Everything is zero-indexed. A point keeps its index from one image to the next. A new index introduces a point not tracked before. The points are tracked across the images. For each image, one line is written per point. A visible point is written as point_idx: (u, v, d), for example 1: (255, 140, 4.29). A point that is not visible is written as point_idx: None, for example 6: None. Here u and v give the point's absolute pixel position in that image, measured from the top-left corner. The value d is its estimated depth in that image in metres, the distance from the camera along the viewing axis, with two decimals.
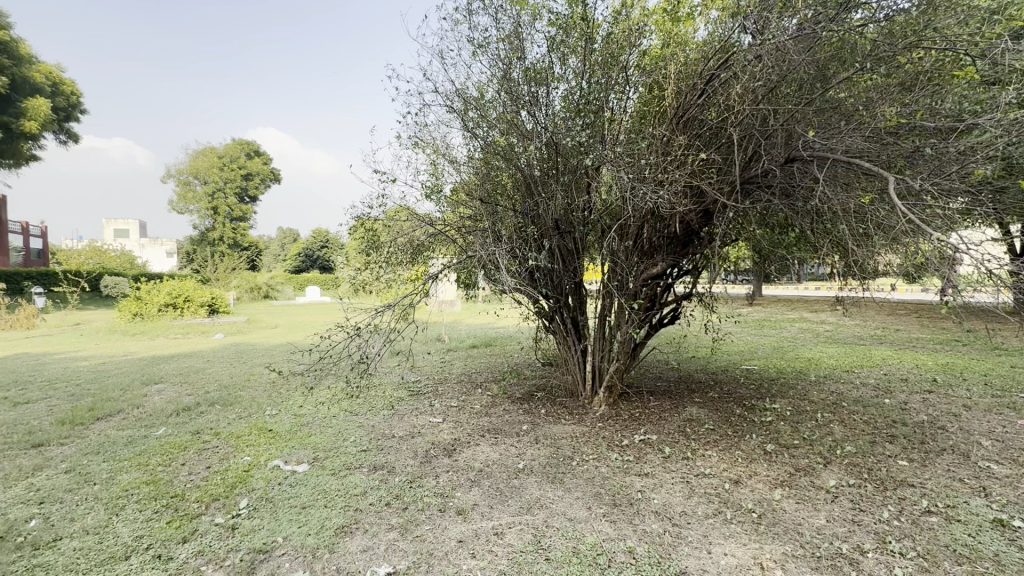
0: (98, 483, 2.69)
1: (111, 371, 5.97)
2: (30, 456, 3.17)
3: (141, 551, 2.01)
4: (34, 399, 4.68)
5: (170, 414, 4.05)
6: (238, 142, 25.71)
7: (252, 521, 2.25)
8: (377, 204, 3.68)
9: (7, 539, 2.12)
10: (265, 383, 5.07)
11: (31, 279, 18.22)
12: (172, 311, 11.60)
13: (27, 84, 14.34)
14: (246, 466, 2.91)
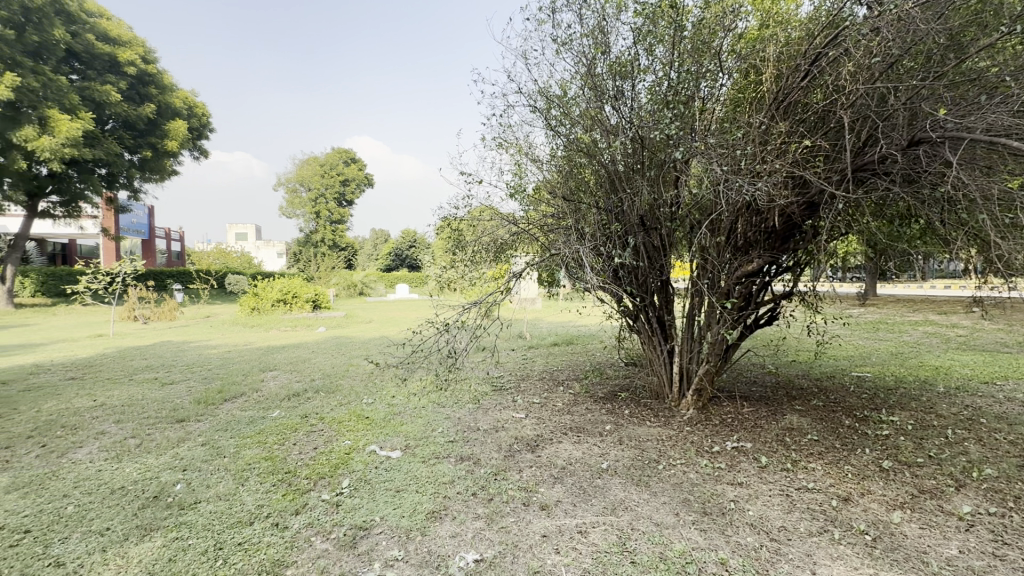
0: (227, 456, 3.07)
1: (235, 359, 6.79)
2: (175, 429, 3.71)
3: (262, 518, 2.27)
4: (176, 380, 5.47)
5: (282, 398, 4.52)
6: (338, 150, 27.77)
7: (353, 499, 2.45)
8: (463, 205, 3.84)
9: (161, 498, 2.50)
10: (362, 374, 5.46)
11: (173, 278, 21.19)
12: (282, 306, 12.89)
13: (170, 110, 16.51)
14: (347, 449, 3.16)
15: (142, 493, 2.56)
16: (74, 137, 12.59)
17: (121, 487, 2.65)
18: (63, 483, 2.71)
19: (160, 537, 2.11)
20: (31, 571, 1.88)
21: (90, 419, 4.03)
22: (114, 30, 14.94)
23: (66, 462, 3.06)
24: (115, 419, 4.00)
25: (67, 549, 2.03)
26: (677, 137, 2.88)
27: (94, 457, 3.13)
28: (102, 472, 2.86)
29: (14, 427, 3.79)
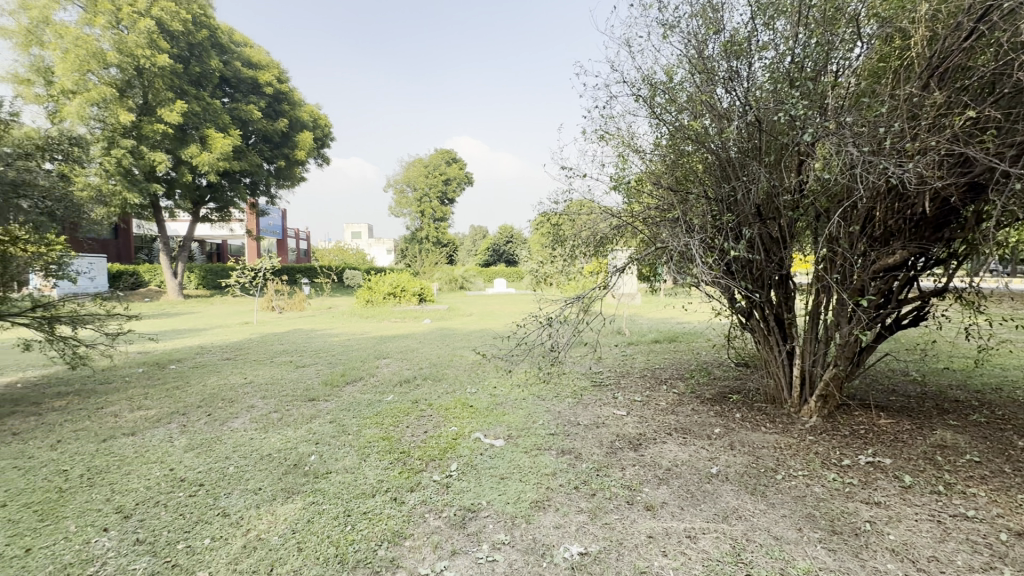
0: (351, 433, 3.41)
1: (354, 346, 7.48)
2: (308, 406, 4.20)
3: (382, 491, 2.49)
4: (307, 364, 6.18)
5: (395, 383, 4.91)
6: (441, 151, 29.19)
7: (461, 482, 2.59)
8: (562, 200, 3.84)
9: (299, 466, 2.85)
10: (465, 364, 5.72)
11: (302, 273, 23.86)
12: (393, 299, 13.91)
13: (300, 123, 18.55)
14: (455, 435, 3.34)
15: (284, 460, 2.94)
16: (226, 151, 14.71)
17: (268, 454, 3.06)
18: (225, 447, 3.20)
19: (300, 500, 2.41)
20: (206, 518, 2.26)
21: (243, 393, 4.71)
22: (255, 56, 17.09)
23: (227, 429, 3.61)
24: (261, 395, 4.62)
25: (231, 503, 2.40)
26: (803, 117, 2.60)
27: (247, 426, 3.65)
28: (254, 440, 3.33)
29: (188, 398, 4.55)
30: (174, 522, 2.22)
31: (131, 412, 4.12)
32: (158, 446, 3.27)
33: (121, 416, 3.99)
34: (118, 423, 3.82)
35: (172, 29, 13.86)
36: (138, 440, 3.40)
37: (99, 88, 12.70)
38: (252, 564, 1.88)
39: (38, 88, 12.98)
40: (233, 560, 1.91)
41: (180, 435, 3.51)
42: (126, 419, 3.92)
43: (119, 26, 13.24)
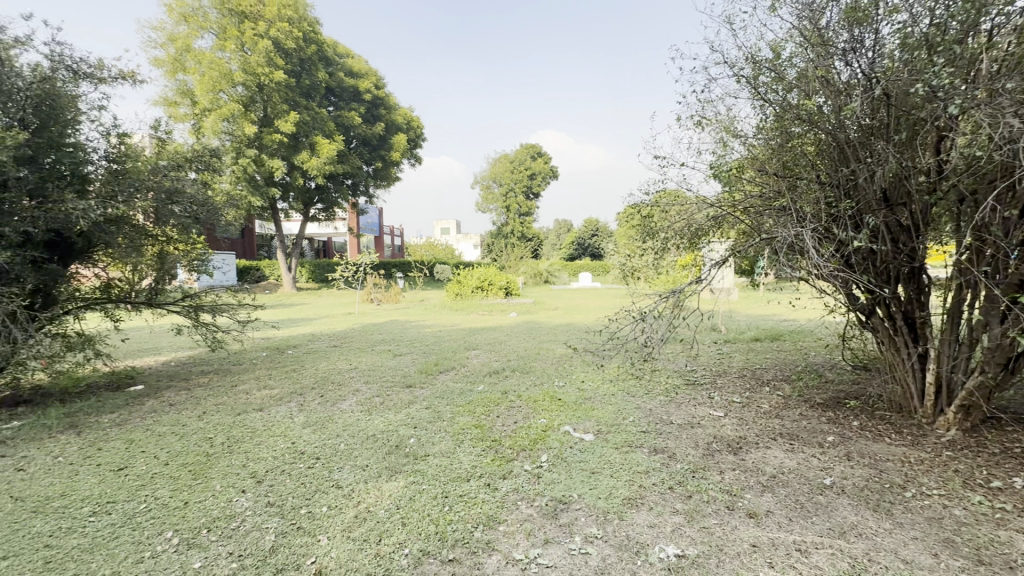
0: (446, 420, 3.59)
1: (445, 337, 7.83)
2: (406, 392, 4.49)
3: (476, 476, 2.60)
4: (403, 353, 6.59)
5: (485, 374, 5.07)
6: (526, 146, 29.41)
7: (552, 474, 2.62)
8: (654, 189, 3.74)
9: (400, 447, 3.05)
10: (552, 358, 5.76)
11: (397, 267, 25.40)
12: (481, 292, 14.34)
13: (395, 126, 19.65)
14: (544, 426, 3.39)
15: (387, 441, 3.17)
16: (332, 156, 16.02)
17: (373, 434, 3.32)
18: (336, 426, 3.52)
19: (402, 478, 2.58)
20: (322, 488, 2.51)
21: (349, 378, 5.14)
22: (356, 66, 18.38)
23: (337, 410, 3.96)
24: (365, 380, 5.01)
25: (342, 476, 2.64)
26: (946, 87, 2.27)
27: (354, 408, 3.99)
28: (360, 421, 3.62)
29: (304, 380, 5.06)
30: (297, 490, 2.48)
31: (259, 391, 4.68)
32: (281, 421, 3.68)
33: (251, 394, 4.55)
34: (249, 400, 4.36)
35: (287, 47, 15.34)
36: (265, 415, 3.85)
37: (229, 105, 14.46)
38: (363, 533, 2.06)
39: (183, 108, 15.07)
40: (347, 528, 2.10)
41: (299, 412, 3.92)
42: (255, 396, 4.46)
43: (244, 48, 14.91)
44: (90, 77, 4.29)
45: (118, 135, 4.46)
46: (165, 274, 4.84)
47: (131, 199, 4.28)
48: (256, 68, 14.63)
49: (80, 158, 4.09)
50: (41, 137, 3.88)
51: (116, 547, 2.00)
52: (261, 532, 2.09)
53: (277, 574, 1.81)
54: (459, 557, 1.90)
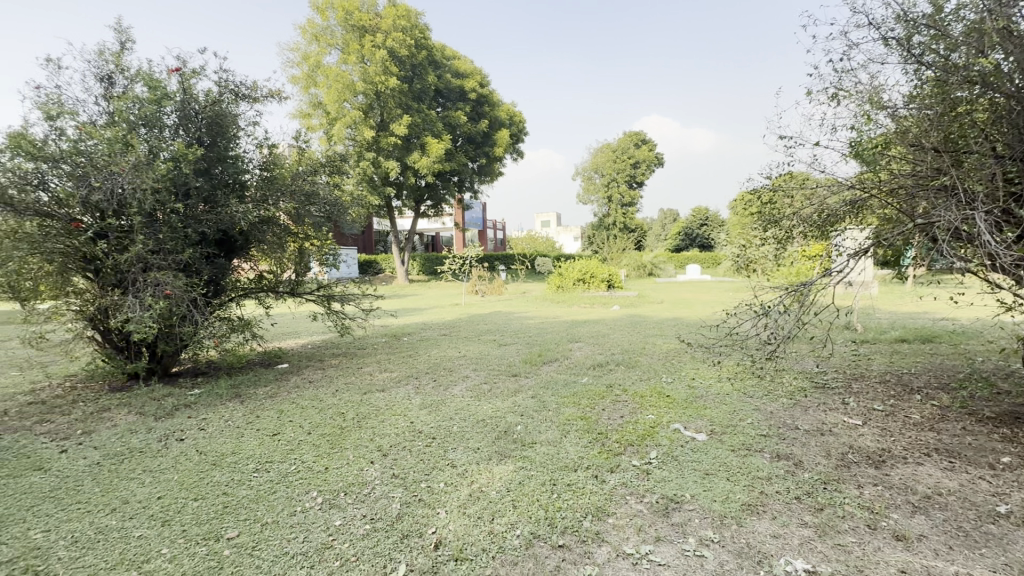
0: (552, 410, 3.65)
1: (548, 329, 7.93)
2: (511, 381, 4.64)
3: (584, 467, 2.62)
4: (507, 343, 6.81)
5: (589, 367, 5.05)
6: (630, 134, 28.44)
7: (662, 471, 2.55)
8: (777, 172, 3.44)
9: (508, 433, 3.17)
10: (659, 353, 5.55)
11: (500, 260, 26.16)
12: (582, 285, 14.23)
13: (498, 121, 20.07)
14: (652, 423, 3.29)
15: (496, 426, 3.31)
16: (440, 154, 16.88)
17: (482, 419, 3.48)
18: (449, 409, 3.75)
19: (511, 463, 2.69)
20: (439, 465, 2.70)
21: (459, 365, 5.45)
22: (462, 66, 19.10)
23: (448, 395, 4.21)
24: (473, 367, 5.27)
25: (456, 456, 2.81)
26: None
27: (464, 393, 4.22)
28: (471, 406, 3.83)
29: (418, 365, 5.45)
30: (417, 465, 2.70)
31: (380, 373, 5.15)
32: (401, 402, 4.01)
33: (374, 376, 5.02)
34: (373, 381, 4.81)
35: (401, 54, 16.43)
36: (387, 395, 4.21)
37: (351, 113, 15.93)
38: (477, 511, 2.18)
39: (314, 119, 16.90)
40: (463, 505, 2.24)
41: (416, 394, 4.25)
42: (378, 378, 4.92)
43: (364, 60, 16.25)
44: (247, 97, 4.97)
45: (268, 145, 5.11)
46: (303, 266, 5.54)
47: (277, 202, 4.99)
48: (374, 77, 15.90)
49: (239, 168, 4.78)
50: (212, 152, 4.62)
51: (274, 500, 2.34)
52: (389, 501, 2.31)
53: (404, 539, 1.99)
54: (569, 543, 1.94)
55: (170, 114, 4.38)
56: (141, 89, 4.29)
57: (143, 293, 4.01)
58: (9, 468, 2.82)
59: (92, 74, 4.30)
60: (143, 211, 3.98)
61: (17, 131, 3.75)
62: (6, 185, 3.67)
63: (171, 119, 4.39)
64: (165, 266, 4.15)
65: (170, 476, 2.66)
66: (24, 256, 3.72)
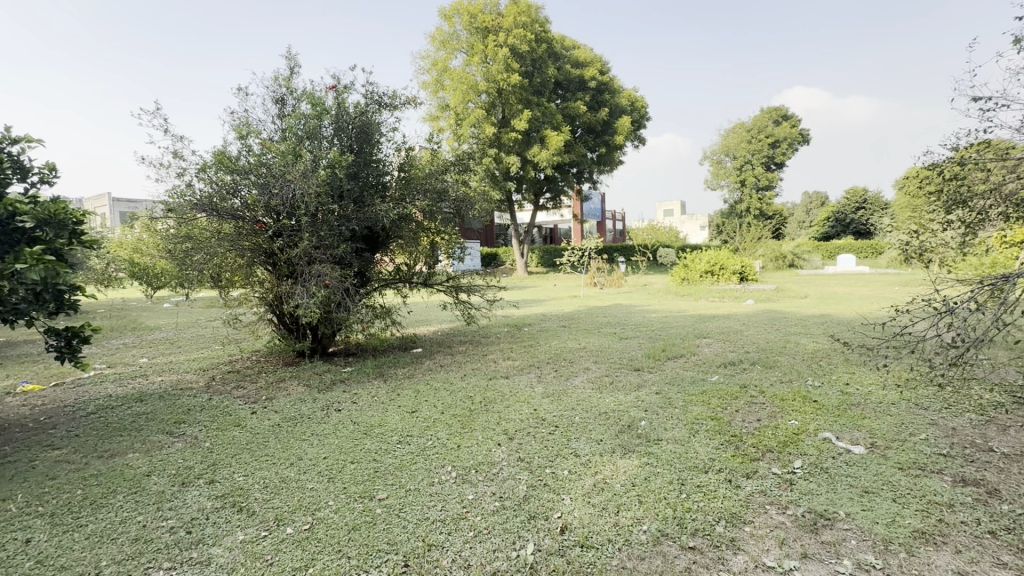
0: (678, 408, 3.49)
1: (672, 323, 7.56)
2: (634, 375, 4.53)
3: (716, 470, 2.47)
4: (629, 336, 6.64)
5: (720, 364, 4.72)
6: (768, 110, 25.70)
7: (808, 483, 2.30)
8: (966, 142, 2.86)
9: (632, 428, 3.11)
10: (803, 353, 4.97)
11: (620, 252, 25.52)
12: (710, 277, 13.28)
13: (618, 108, 19.44)
14: (796, 429, 2.98)
15: (619, 420, 3.26)
16: (559, 146, 16.90)
17: (605, 412, 3.46)
18: (571, 399, 3.79)
19: (636, 458, 2.64)
20: (562, 453, 2.75)
21: (579, 356, 5.46)
22: (581, 56, 18.87)
23: (570, 385, 4.25)
24: (593, 359, 5.25)
25: (580, 446, 2.83)
26: None
27: (586, 385, 4.23)
28: (593, 398, 3.82)
29: (540, 355, 5.58)
30: (541, 451, 2.78)
31: (504, 361, 5.38)
32: (524, 389, 4.15)
33: (498, 363, 5.26)
34: (498, 368, 5.05)
35: (522, 50, 16.73)
36: (511, 383, 4.39)
37: (475, 113, 16.71)
38: (602, 502, 2.18)
39: (442, 121, 18.04)
40: (587, 494, 2.26)
41: (538, 383, 4.36)
42: (502, 365, 5.14)
43: (487, 59, 16.87)
44: (389, 106, 5.48)
45: (405, 148, 5.59)
46: (434, 259, 5.98)
47: (414, 200, 5.44)
48: (496, 76, 16.46)
49: (381, 170, 5.30)
50: (360, 157, 5.18)
51: (415, 469, 2.60)
52: (516, 482, 2.42)
53: (530, 519, 2.08)
54: (700, 546, 1.86)
55: (328, 126, 5.03)
56: (306, 106, 4.99)
57: (309, 283, 4.68)
58: (218, 422, 3.52)
59: (270, 97, 5.10)
60: (309, 212, 4.63)
61: (219, 150, 4.60)
62: (212, 194, 4.54)
63: (329, 130, 5.03)
64: (325, 260, 4.79)
65: (331, 441, 3.08)
66: (225, 252, 4.57)
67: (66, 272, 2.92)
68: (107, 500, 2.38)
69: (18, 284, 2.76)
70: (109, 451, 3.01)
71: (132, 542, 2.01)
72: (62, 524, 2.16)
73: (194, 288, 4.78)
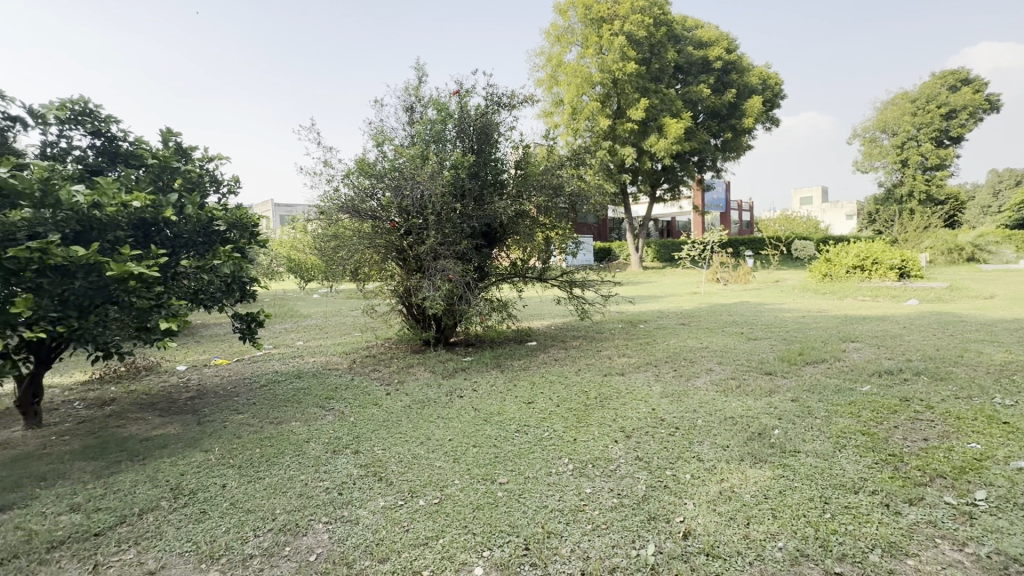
0: (820, 418, 3.12)
1: (811, 324, 6.76)
2: (766, 380, 4.15)
3: (868, 491, 2.17)
4: (759, 337, 6.08)
5: (873, 373, 4.12)
6: (940, 75, 21.68)
7: (995, 519, 1.93)
8: None
9: (763, 436, 2.86)
10: (988, 365, 4.13)
11: (747, 245, 23.49)
12: (860, 273, 11.60)
13: (747, 88, 17.85)
14: (976, 454, 2.50)
15: (747, 427, 3.02)
16: (679, 134, 16.00)
17: (731, 417, 3.22)
18: (692, 401, 3.60)
19: (769, 469, 2.43)
20: (684, 456, 2.63)
21: (701, 356, 5.15)
22: (705, 35, 17.64)
23: (691, 386, 4.04)
24: (717, 360, 4.91)
25: (703, 450, 2.69)
26: None
27: (709, 387, 3.98)
28: (717, 400, 3.59)
29: (657, 353, 5.37)
30: (661, 452, 2.69)
31: (619, 357, 5.28)
32: (642, 388, 4.03)
33: (613, 360, 5.17)
34: (613, 364, 4.98)
35: (639, 36, 16.13)
36: (627, 380, 4.29)
37: (589, 105, 16.53)
38: (729, 511, 2.05)
39: (556, 116, 18.14)
40: (712, 501, 2.14)
41: (656, 382, 4.20)
42: (617, 362, 5.05)
43: (602, 50, 16.54)
44: (507, 106, 5.66)
45: (522, 146, 5.72)
46: (548, 254, 6.06)
47: (530, 196, 5.56)
48: (611, 66, 16.06)
49: (499, 169, 5.49)
50: (480, 157, 5.42)
51: (533, 458, 2.68)
52: (634, 481, 2.37)
53: (651, 520, 2.03)
54: (848, 574, 1.67)
55: (451, 129, 5.33)
56: (433, 112, 5.35)
57: (434, 277, 5.04)
58: (359, 400, 3.97)
59: (402, 106, 5.57)
60: (435, 212, 4.99)
61: (360, 157, 5.14)
62: (355, 197, 5.10)
63: (452, 133, 5.33)
64: (449, 256, 5.12)
65: (456, 424, 3.31)
66: (364, 249, 5.11)
67: (247, 267, 3.56)
68: (277, 459, 2.82)
69: (215, 276, 3.38)
70: (278, 419, 3.56)
71: (298, 496, 2.37)
72: (247, 475, 2.62)
73: (340, 281, 5.42)
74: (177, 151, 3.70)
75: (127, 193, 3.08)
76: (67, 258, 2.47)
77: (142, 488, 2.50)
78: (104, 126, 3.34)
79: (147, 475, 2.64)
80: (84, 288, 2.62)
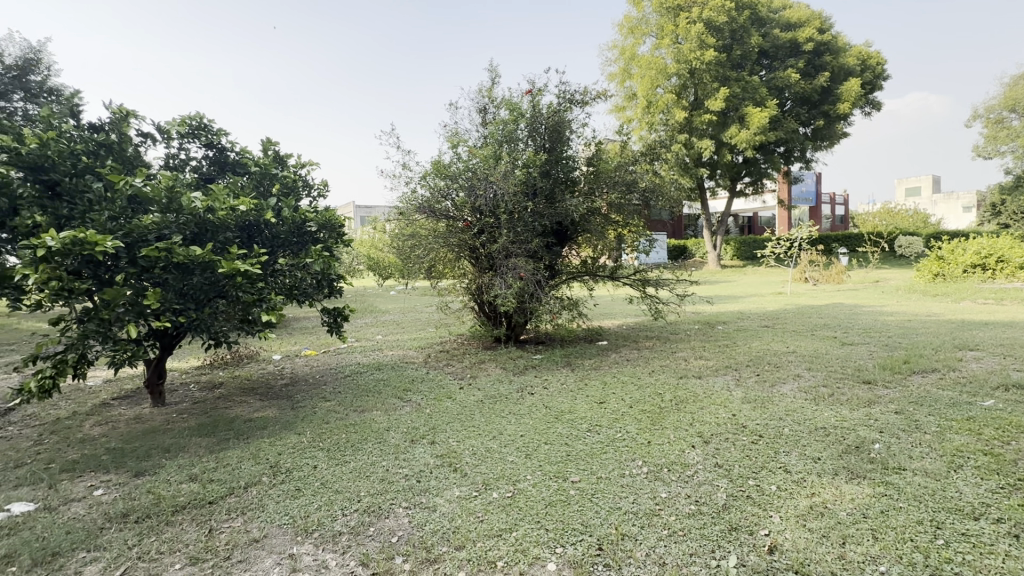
0: (931, 434, 2.80)
1: (919, 329, 6.07)
2: (864, 389, 3.78)
3: (992, 519, 1.92)
4: (856, 342, 5.56)
5: (997, 386, 3.63)
6: None
7: None
8: None
9: (860, 450, 2.62)
10: None
11: (841, 242, 21.55)
12: (980, 272, 10.26)
13: (843, 70, 16.37)
14: None
15: (842, 439, 2.78)
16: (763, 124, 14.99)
17: (822, 427, 2.98)
18: (778, 408, 3.37)
19: (868, 486, 2.22)
20: (769, 467, 2.47)
21: (787, 361, 4.81)
22: (794, 15, 16.41)
23: (776, 393, 3.79)
24: (806, 366, 4.56)
25: (790, 461, 2.52)
26: None
27: (797, 394, 3.71)
28: (806, 409, 3.34)
29: (737, 356, 5.09)
30: (744, 460, 2.55)
31: (695, 359, 5.06)
32: (721, 392, 3.84)
33: (689, 362, 4.97)
34: (689, 366, 4.78)
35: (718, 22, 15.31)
36: (704, 383, 4.11)
37: (664, 98, 15.94)
38: (821, 528, 1.91)
39: (629, 111, 17.68)
40: (801, 516, 2.00)
41: (737, 387, 3.98)
42: (694, 364, 4.84)
43: (678, 39, 15.87)
44: (580, 102, 5.61)
45: (594, 142, 5.64)
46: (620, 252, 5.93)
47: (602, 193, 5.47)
48: (688, 55, 15.37)
49: (571, 166, 5.45)
50: (552, 155, 5.41)
51: (606, 459, 2.65)
52: (713, 489, 2.27)
53: (732, 531, 1.93)
54: None
55: (523, 128, 5.36)
56: (505, 112, 5.43)
57: (506, 275, 5.11)
58: (434, 393, 4.13)
59: (476, 107, 5.69)
60: (507, 210, 5.05)
61: (436, 159, 5.33)
62: (431, 197, 5.30)
63: (524, 132, 5.37)
64: (520, 254, 5.17)
65: (527, 421, 3.34)
66: (440, 247, 5.29)
67: (335, 265, 3.83)
68: (361, 445, 3.01)
69: (307, 273, 3.67)
70: (361, 407, 3.79)
71: (380, 480, 2.52)
72: (335, 458, 2.82)
73: (416, 278, 5.65)
74: (275, 159, 4.05)
75: (235, 198, 3.42)
76: (188, 257, 2.79)
77: (246, 464, 2.77)
78: (216, 139, 3.73)
79: (250, 453, 2.92)
80: (201, 283, 2.95)
